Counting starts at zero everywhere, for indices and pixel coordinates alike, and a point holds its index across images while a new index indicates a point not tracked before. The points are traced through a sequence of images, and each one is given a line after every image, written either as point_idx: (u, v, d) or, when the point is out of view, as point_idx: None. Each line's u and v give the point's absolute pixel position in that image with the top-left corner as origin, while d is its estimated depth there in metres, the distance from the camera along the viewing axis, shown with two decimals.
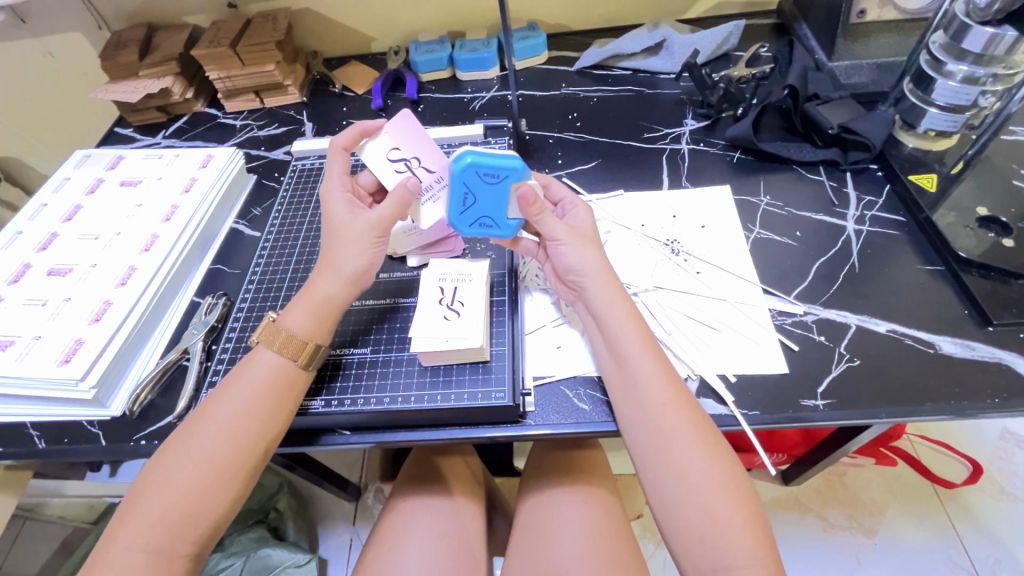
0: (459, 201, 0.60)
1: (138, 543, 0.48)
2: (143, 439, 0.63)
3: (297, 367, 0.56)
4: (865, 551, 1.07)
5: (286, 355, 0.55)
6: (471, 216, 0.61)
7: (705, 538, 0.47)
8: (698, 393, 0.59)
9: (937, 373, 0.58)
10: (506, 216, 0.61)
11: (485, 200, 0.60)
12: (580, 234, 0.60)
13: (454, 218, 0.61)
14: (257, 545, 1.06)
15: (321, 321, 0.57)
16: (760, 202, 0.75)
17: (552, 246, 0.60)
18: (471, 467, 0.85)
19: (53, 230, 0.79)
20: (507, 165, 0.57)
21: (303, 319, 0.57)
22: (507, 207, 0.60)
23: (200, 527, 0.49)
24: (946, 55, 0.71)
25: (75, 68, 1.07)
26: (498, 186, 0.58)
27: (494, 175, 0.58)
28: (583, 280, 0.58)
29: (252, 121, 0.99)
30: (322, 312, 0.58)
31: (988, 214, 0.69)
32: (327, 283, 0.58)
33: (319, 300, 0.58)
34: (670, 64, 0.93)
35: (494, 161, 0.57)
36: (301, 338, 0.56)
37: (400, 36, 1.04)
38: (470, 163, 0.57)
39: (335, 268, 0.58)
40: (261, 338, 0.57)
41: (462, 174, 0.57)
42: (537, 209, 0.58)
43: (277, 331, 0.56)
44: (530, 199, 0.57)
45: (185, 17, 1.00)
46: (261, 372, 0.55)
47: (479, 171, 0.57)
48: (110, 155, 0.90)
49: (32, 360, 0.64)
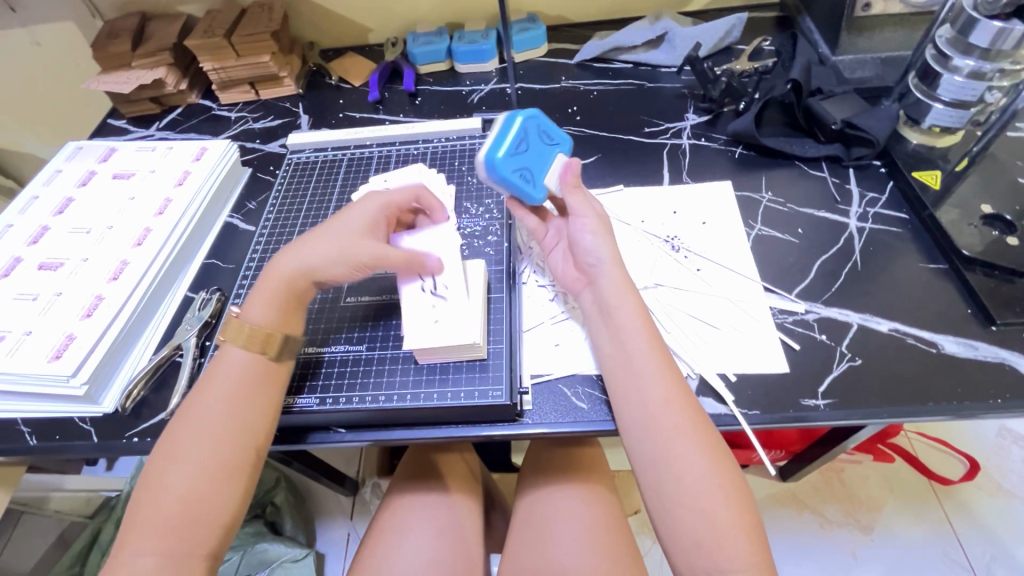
0: (513, 140, 0.60)
1: (147, 550, 0.47)
2: (136, 436, 0.62)
3: (267, 359, 0.55)
4: (862, 547, 1.07)
5: (252, 348, 0.55)
6: (516, 159, 0.60)
7: (703, 541, 0.47)
8: (698, 392, 0.59)
9: (939, 372, 0.57)
10: (543, 179, 0.62)
11: (536, 152, 0.62)
12: (599, 218, 0.60)
13: (501, 154, 0.59)
14: (254, 540, 1.06)
15: (283, 311, 0.57)
16: (762, 198, 0.74)
17: (575, 221, 0.60)
18: (469, 463, 0.84)
19: (45, 224, 0.78)
20: (561, 136, 0.64)
21: (264, 309, 0.56)
22: (548, 170, 0.63)
23: (206, 531, 0.48)
24: (952, 49, 0.70)
25: (68, 58, 1.05)
26: (550, 148, 0.63)
27: (550, 137, 0.63)
28: (598, 268, 0.58)
29: (247, 113, 0.98)
30: (286, 304, 0.57)
31: (993, 211, 0.68)
32: (288, 269, 0.58)
33: (279, 290, 0.57)
34: (671, 58, 0.91)
35: (554, 128, 0.64)
36: (261, 327, 0.55)
37: (398, 27, 1.03)
38: (535, 116, 0.62)
39: (302, 256, 0.58)
40: (226, 336, 0.55)
41: (526, 120, 0.62)
42: (575, 180, 0.62)
43: (240, 325, 0.55)
44: (574, 167, 0.62)
45: (180, 6, 0.99)
46: (233, 368, 0.54)
47: (542, 127, 0.63)
48: (103, 147, 0.88)
49: (23, 356, 0.63)
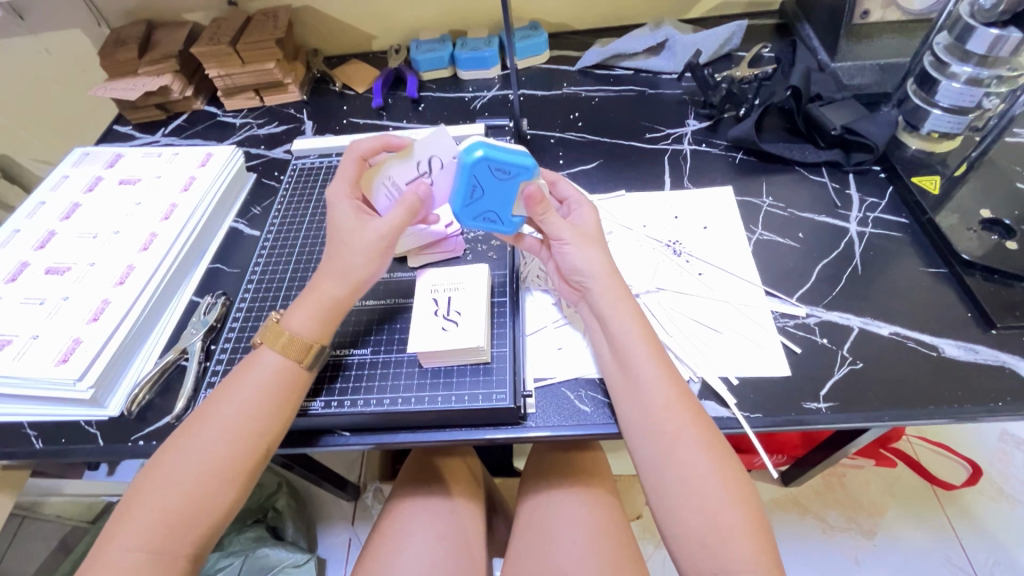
0: (466, 192, 0.58)
1: (137, 543, 0.47)
2: (142, 440, 0.62)
3: (301, 368, 0.56)
4: (864, 552, 1.07)
5: (290, 356, 0.55)
6: (476, 208, 0.59)
7: (707, 540, 0.47)
8: (700, 395, 0.59)
9: (939, 376, 0.58)
10: (511, 213, 0.60)
11: (493, 194, 0.58)
12: (585, 234, 0.59)
13: (458, 210, 0.59)
14: (255, 545, 1.05)
15: (326, 324, 0.57)
16: (763, 203, 0.75)
17: (557, 245, 0.59)
18: (471, 468, 0.84)
19: (52, 229, 0.79)
20: (519, 162, 0.55)
21: (308, 321, 0.56)
22: (513, 204, 0.59)
23: (198, 529, 0.49)
24: (950, 57, 0.71)
25: (74, 65, 1.06)
26: (509, 183, 0.57)
27: (505, 171, 0.56)
28: (587, 282, 0.58)
29: (252, 120, 0.98)
30: (328, 315, 0.57)
31: (992, 216, 0.68)
32: (334, 286, 0.57)
33: (326, 303, 0.57)
34: (672, 65, 0.92)
35: (507, 157, 0.55)
36: (304, 339, 0.56)
37: (401, 34, 1.04)
38: (481, 157, 0.55)
39: (341, 273, 0.57)
40: (264, 339, 0.56)
41: (472, 167, 0.56)
42: (542, 209, 0.58)
43: (279, 332, 0.56)
44: (536, 199, 0.57)
45: (185, 14, 1.00)
46: (263, 372, 0.54)
47: (491, 164, 0.55)
48: (109, 153, 0.89)
49: (31, 360, 0.64)
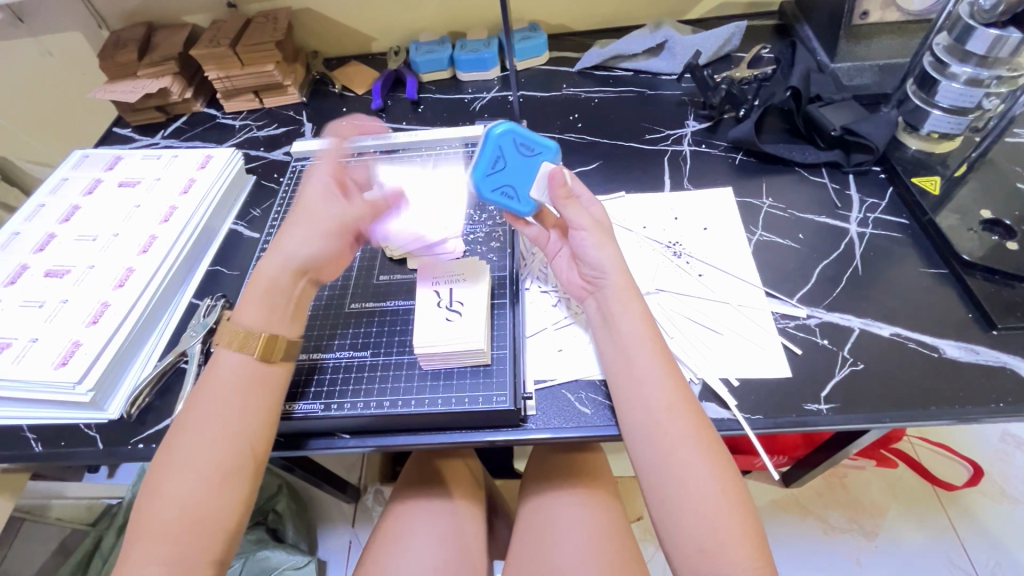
0: (488, 162, 0.59)
1: (150, 555, 0.47)
2: (141, 442, 0.62)
3: (267, 363, 0.55)
4: (866, 553, 1.07)
5: (248, 353, 0.55)
6: (496, 181, 0.60)
7: (706, 546, 0.47)
8: (700, 397, 0.59)
9: (941, 378, 0.57)
10: (529, 192, 0.61)
11: (514, 168, 0.60)
12: (603, 228, 0.59)
13: (479, 179, 0.60)
14: (256, 548, 1.05)
15: (273, 309, 0.57)
16: (763, 204, 0.75)
17: (575, 235, 0.59)
18: (472, 469, 0.84)
19: (51, 232, 0.79)
20: (543, 142, 0.60)
21: (256, 310, 0.56)
22: (534, 182, 0.61)
23: (210, 536, 0.49)
24: (950, 57, 0.71)
25: (75, 68, 1.06)
26: (532, 159, 0.60)
27: (530, 148, 0.60)
28: (603, 278, 0.58)
29: (251, 122, 0.99)
30: (271, 300, 0.57)
31: (993, 216, 0.68)
32: (272, 267, 0.58)
33: (266, 288, 0.57)
34: (671, 66, 0.92)
35: (534, 136, 0.59)
36: (257, 332, 0.55)
37: (400, 36, 1.04)
38: (509, 132, 0.58)
39: (284, 253, 0.58)
40: (223, 342, 0.56)
41: (499, 139, 0.58)
42: (564, 193, 0.59)
43: (235, 332, 0.55)
44: (559, 180, 0.59)
45: (184, 17, 1.00)
46: (229, 373, 0.54)
47: (518, 140, 0.59)
48: (108, 156, 0.89)
49: (30, 363, 0.63)
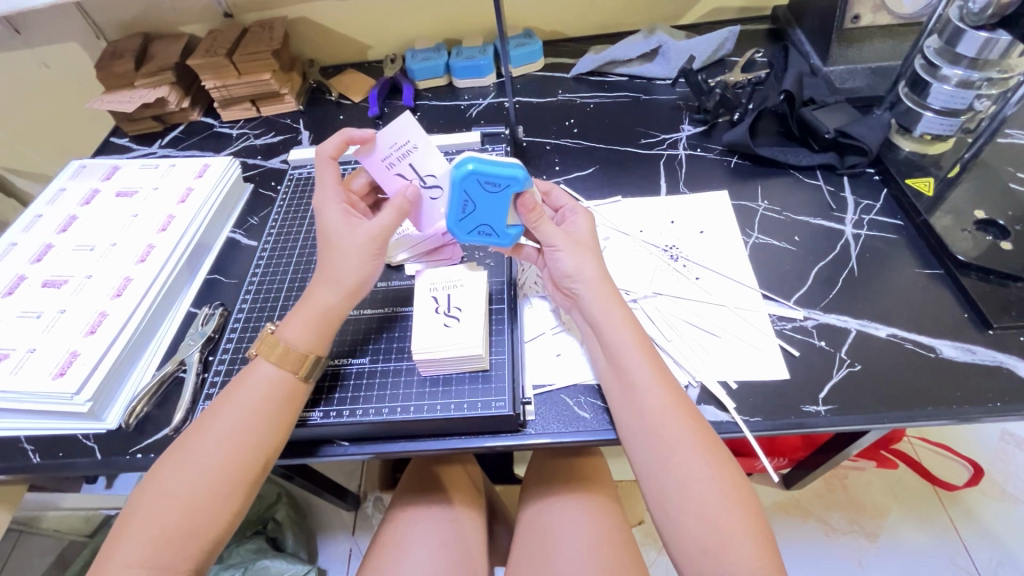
0: (459, 208, 0.59)
1: (137, 556, 0.47)
2: (139, 452, 0.62)
3: (296, 379, 0.55)
4: (868, 555, 1.06)
5: (287, 368, 0.55)
6: (471, 222, 0.60)
7: (708, 546, 0.47)
8: (699, 400, 0.59)
9: (938, 377, 0.58)
10: (506, 225, 0.60)
11: (485, 208, 0.59)
12: (577, 240, 0.60)
13: (452, 225, 0.61)
14: (255, 557, 1.05)
15: (322, 333, 0.57)
16: (758, 207, 0.75)
17: (551, 253, 0.60)
18: (472, 476, 0.84)
19: (48, 242, 0.79)
20: (508, 175, 0.56)
21: (302, 331, 0.56)
22: (506, 216, 0.59)
23: (199, 543, 0.49)
24: (940, 60, 0.72)
25: (72, 78, 1.06)
26: (499, 195, 0.57)
27: (495, 184, 0.57)
28: (579, 287, 0.58)
29: (248, 130, 0.99)
30: (321, 323, 0.57)
31: (986, 216, 0.69)
32: (325, 293, 0.57)
33: (318, 313, 0.57)
34: (665, 70, 0.93)
35: (496, 170, 0.56)
36: (300, 350, 0.56)
37: (397, 44, 1.04)
38: (471, 171, 0.56)
39: (333, 279, 0.57)
40: (259, 351, 0.56)
41: (463, 180, 0.57)
42: (536, 216, 0.58)
43: (275, 343, 0.56)
44: (529, 205, 0.58)
45: (181, 27, 1.00)
46: (258, 383, 0.54)
47: (481, 179, 0.56)
48: (106, 165, 0.89)
49: (27, 373, 0.63)
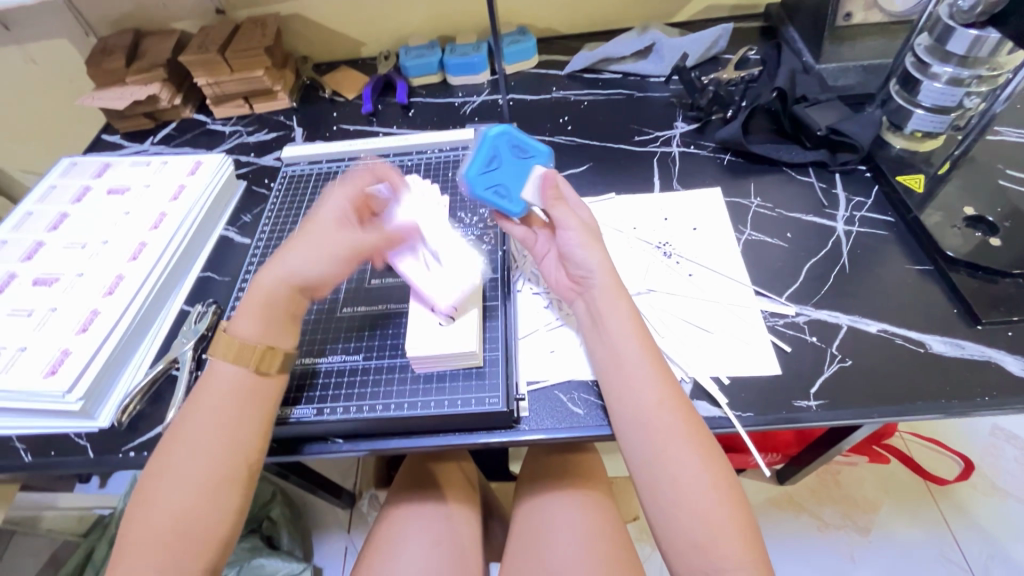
0: (482, 162, 0.62)
1: (142, 567, 0.47)
2: (133, 450, 0.62)
3: (257, 374, 0.55)
4: (860, 549, 1.07)
5: (242, 364, 0.54)
6: (488, 179, 0.62)
7: (699, 541, 0.47)
8: (691, 396, 0.59)
9: (927, 372, 0.58)
10: (519, 194, 0.62)
11: (506, 170, 0.63)
12: (590, 230, 0.60)
13: (472, 175, 0.62)
14: (251, 555, 1.04)
15: (269, 322, 0.56)
16: (751, 204, 0.76)
17: (563, 235, 0.59)
18: (467, 473, 0.84)
19: (39, 240, 0.78)
20: (535, 147, 0.64)
21: (252, 323, 0.56)
22: (525, 185, 0.62)
23: (199, 548, 0.49)
24: (931, 57, 0.73)
25: (62, 76, 1.06)
26: (525, 162, 0.63)
27: (524, 151, 0.64)
28: (590, 278, 0.58)
29: (241, 127, 0.98)
30: (268, 312, 0.56)
31: (975, 213, 0.69)
32: (270, 280, 0.57)
33: (263, 301, 0.56)
34: (660, 68, 0.93)
35: (527, 140, 0.64)
36: (252, 343, 0.55)
37: (390, 41, 1.04)
38: (504, 133, 0.63)
39: (283, 271, 0.57)
40: (214, 352, 0.55)
41: (495, 139, 0.63)
42: (554, 195, 0.61)
43: (228, 341, 0.55)
44: (550, 183, 0.61)
45: (173, 23, 0.99)
46: (219, 384, 0.54)
47: (513, 142, 0.64)
48: (97, 163, 0.89)
49: (19, 371, 0.63)
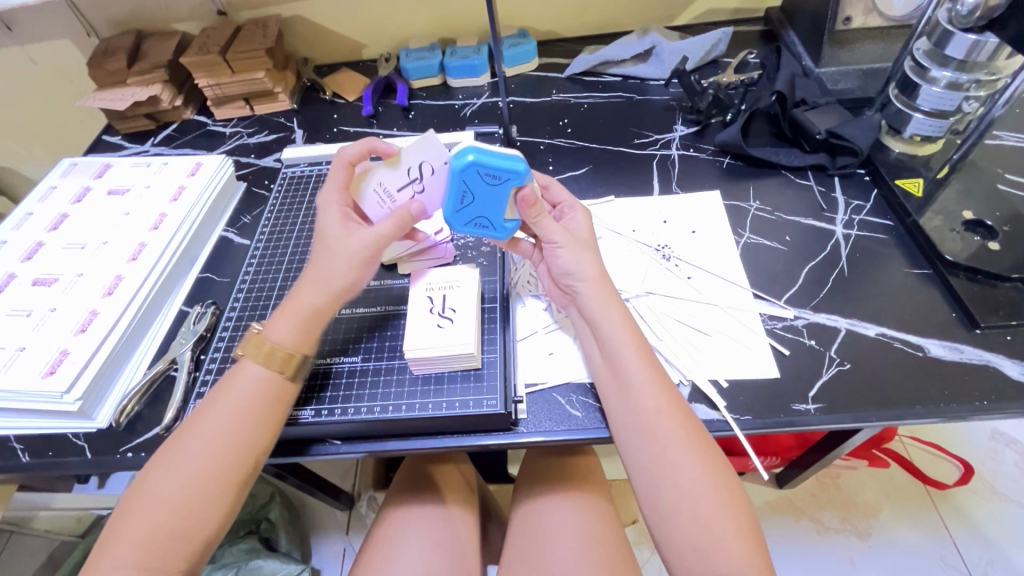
0: (457, 199, 0.59)
1: (128, 563, 0.47)
2: (131, 451, 0.62)
3: (284, 379, 0.55)
4: (859, 553, 1.07)
5: (273, 368, 0.55)
6: (467, 215, 0.60)
7: (698, 545, 0.47)
8: (689, 399, 0.59)
9: (926, 376, 0.58)
10: (502, 219, 0.60)
11: (485, 199, 0.59)
12: (577, 239, 0.60)
13: (449, 216, 0.60)
14: (248, 557, 1.04)
15: (307, 331, 0.57)
16: (751, 207, 0.76)
17: (549, 248, 0.59)
18: (465, 475, 0.84)
19: (38, 240, 0.78)
20: (510, 168, 0.56)
21: (288, 330, 0.56)
22: (505, 209, 0.59)
23: (187, 547, 0.49)
24: (930, 61, 0.73)
25: (64, 76, 1.06)
26: (500, 189, 0.57)
27: (496, 176, 0.57)
28: (577, 284, 0.58)
29: (242, 129, 0.99)
30: (308, 321, 0.57)
31: (975, 217, 0.69)
32: (312, 294, 0.57)
33: (305, 311, 0.57)
34: (659, 71, 0.93)
35: (498, 162, 0.56)
36: (286, 348, 0.55)
37: (390, 43, 1.04)
38: (472, 163, 0.56)
39: (321, 280, 0.57)
40: (246, 352, 0.56)
41: (462, 171, 0.57)
42: (535, 212, 0.58)
43: (261, 343, 0.56)
44: (529, 202, 0.57)
45: (175, 24, 1.00)
46: (244, 385, 0.54)
47: (481, 170, 0.56)
48: (97, 164, 0.89)
49: (17, 371, 0.63)
